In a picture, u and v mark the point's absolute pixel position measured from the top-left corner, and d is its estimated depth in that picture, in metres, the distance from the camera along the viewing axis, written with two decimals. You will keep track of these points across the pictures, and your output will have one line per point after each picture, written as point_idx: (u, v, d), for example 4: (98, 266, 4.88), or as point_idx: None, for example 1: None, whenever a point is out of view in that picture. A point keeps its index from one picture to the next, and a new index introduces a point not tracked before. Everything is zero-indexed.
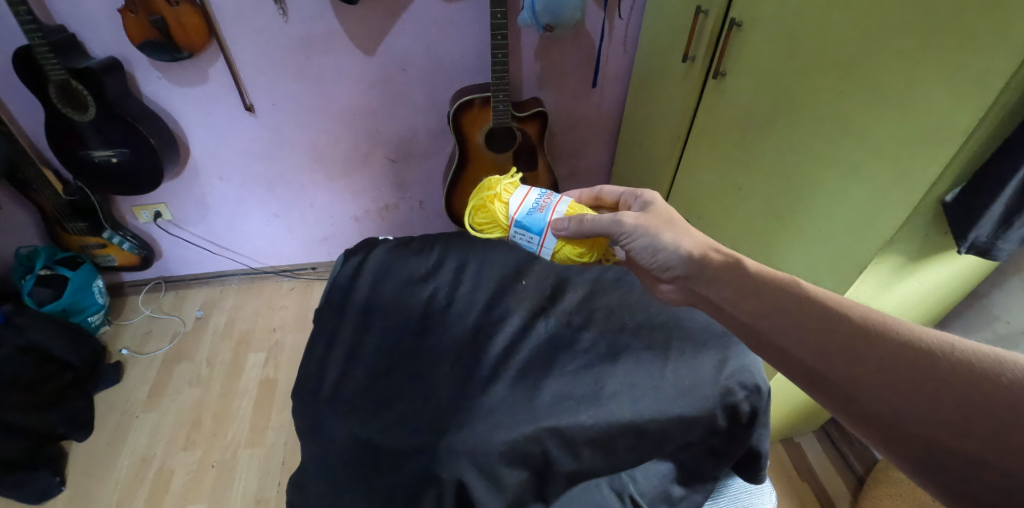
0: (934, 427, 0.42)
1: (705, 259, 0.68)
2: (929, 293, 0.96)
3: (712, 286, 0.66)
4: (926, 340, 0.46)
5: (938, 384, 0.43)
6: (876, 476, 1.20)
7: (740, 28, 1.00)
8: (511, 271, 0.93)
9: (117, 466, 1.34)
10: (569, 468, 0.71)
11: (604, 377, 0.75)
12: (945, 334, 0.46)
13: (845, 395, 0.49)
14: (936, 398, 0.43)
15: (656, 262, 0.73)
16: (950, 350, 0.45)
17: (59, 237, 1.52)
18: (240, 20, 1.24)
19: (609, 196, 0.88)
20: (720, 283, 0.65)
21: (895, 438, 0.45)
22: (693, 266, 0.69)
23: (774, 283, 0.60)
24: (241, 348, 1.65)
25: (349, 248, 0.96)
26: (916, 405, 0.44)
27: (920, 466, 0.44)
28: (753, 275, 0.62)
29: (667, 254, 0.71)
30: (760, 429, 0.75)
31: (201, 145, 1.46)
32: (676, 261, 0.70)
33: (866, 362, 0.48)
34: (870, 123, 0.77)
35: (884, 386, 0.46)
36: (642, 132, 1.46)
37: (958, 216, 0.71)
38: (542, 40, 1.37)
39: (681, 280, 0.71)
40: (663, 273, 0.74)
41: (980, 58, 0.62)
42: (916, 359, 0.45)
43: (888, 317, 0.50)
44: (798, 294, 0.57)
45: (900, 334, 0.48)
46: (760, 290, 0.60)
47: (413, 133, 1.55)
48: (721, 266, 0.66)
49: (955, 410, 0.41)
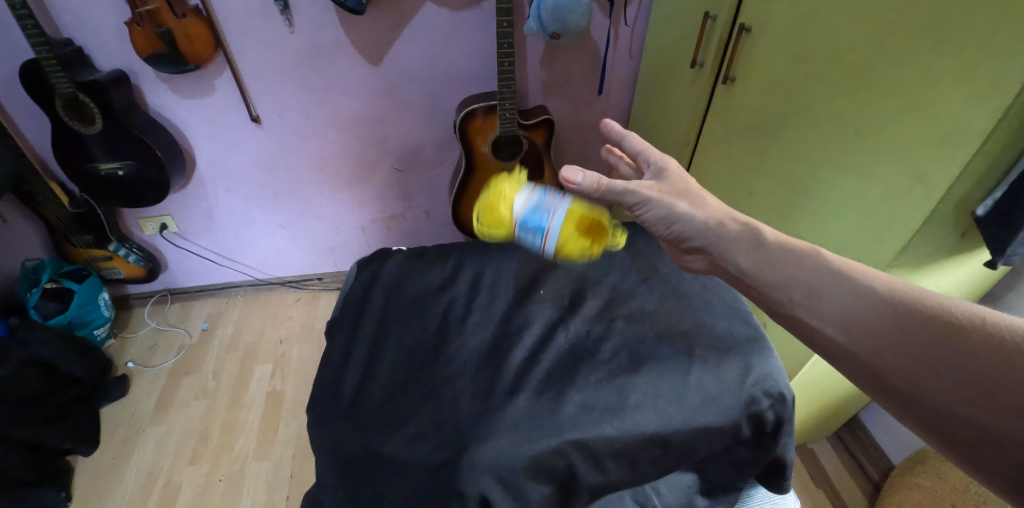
0: (956, 397, 0.40)
1: (721, 230, 0.65)
2: (946, 298, 0.95)
3: (728, 259, 0.63)
4: (957, 315, 0.43)
5: (964, 357, 0.41)
6: (893, 483, 1.18)
7: (750, 33, 1.00)
8: (528, 281, 0.92)
9: (124, 481, 1.33)
10: (594, 481, 0.70)
11: (627, 387, 0.74)
12: (977, 308, 0.43)
13: (866, 367, 0.47)
14: (958, 370, 0.41)
15: (672, 233, 0.71)
16: (979, 323, 0.42)
17: (65, 250, 1.54)
18: (246, 32, 1.24)
19: (624, 169, 0.90)
20: (735, 254, 0.62)
21: (916, 410, 0.43)
22: (708, 239, 0.66)
23: (793, 254, 0.58)
24: (247, 360, 1.63)
25: (362, 260, 0.94)
26: (938, 376, 0.42)
27: (947, 438, 0.41)
28: (772, 245, 0.60)
29: (683, 224, 0.69)
30: (786, 437, 0.73)
31: (207, 157, 1.46)
32: (691, 233, 0.68)
33: (891, 333, 0.46)
34: (885, 125, 0.77)
35: (911, 357, 0.44)
36: (650, 136, 1.45)
37: (991, 230, 0.69)
38: (548, 48, 1.37)
39: (698, 251, 0.69)
40: (680, 244, 0.72)
41: (999, 62, 0.61)
42: (942, 333, 0.43)
43: (918, 289, 0.48)
44: (821, 265, 0.54)
45: (930, 308, 0.45)
46: (779, 260, 0.58)
47: (419, 143, 1.54)
48: (736, 237, 0.63)
49: (982, 381, 0.39)
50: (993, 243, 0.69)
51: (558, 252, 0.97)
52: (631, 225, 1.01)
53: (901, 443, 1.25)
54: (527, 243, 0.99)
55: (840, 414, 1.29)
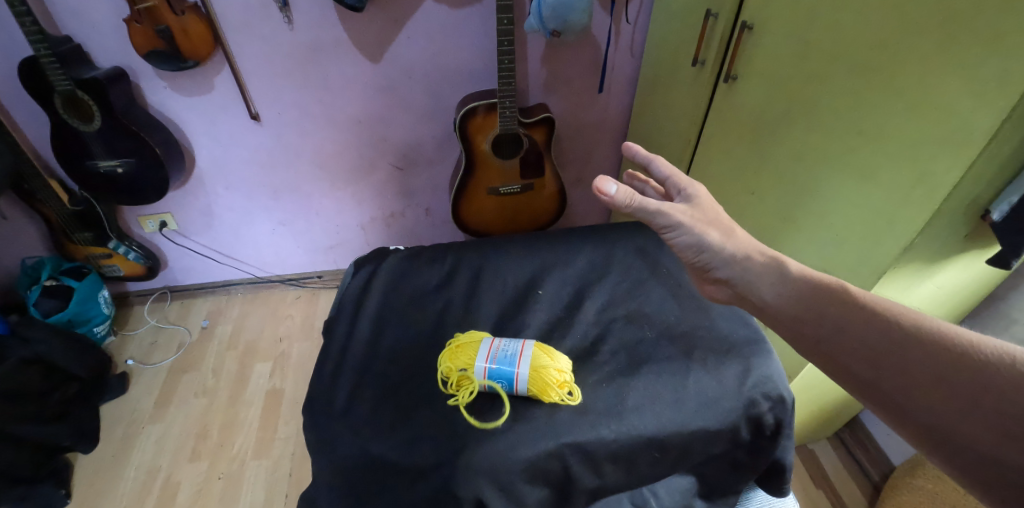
0: (993, 438, 0.39)
1: (748, 263, 0.64)
2: (948, 299, 0.94)
3: (754, 289, 0.62)
4: (987, 352, 0.42)
5: (997, 397, 0.39)
6: (893, 485, 1.17)
7: (752, 31, 0.99)
8: (527, 281, 0.92)
9: (124, 478, 1.33)
10: (591, 484, 0.69)
11: (625, 389, 0.73)
12: (1007, 346, 0.42)
13: (895, 403, 0.46)
14: (991, 412, 0.39)
15: (699, 261, 0.70)
16: (1010, 361, 0.40)
17: (64, 247, 1.52)
18: (246, 29, 1.24)
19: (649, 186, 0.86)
20: (761, 287, 0.62)
21: (950, 450, 0.41)
22: (734, 272, 0.65)
23: (817, 287, 0.57)
24: (247, 357, 1.63)
25: (358, 259, 0.94)
26: (970, 417, 0.40)
27: (971, 477, 0.40)
28: (798, 278, 0.59)
29: (710, 254, 0.68)
30: (786, 441, 0.72)
31: (207, 154, 1.46)
32: (718, 263, 0.67)
33: (913, 369, 0.45)
34: (889, 126, 0.76)
35: (937, 394, 0.43)
36: (651, 135, 1.44)
37: (1010, 234, 0.69)
38: (549, 46, 1.36)
39: (722, 283, 0.68)
40: (705, 274, 0.71)
41: (1004, 62, 0.60)
42: (973, 373, 0.41)
43: (945, 325, 0.47)
44: (846, 300, 0.53)
45: (956, 345, 0.44)
46: (805, 294, 0.57)
47: (419, 141, 1.54)
48: (761, 269, 0.63)
49: (1007, 422, 0.38)
50: (1005, 244, 0.70)
51: (556, 252, 0.96)
52: (630, 224, 1.00)
53: (902, 444, 1.25)
54: (526, 242, 0.98)
55: (841, 415, 1.28)
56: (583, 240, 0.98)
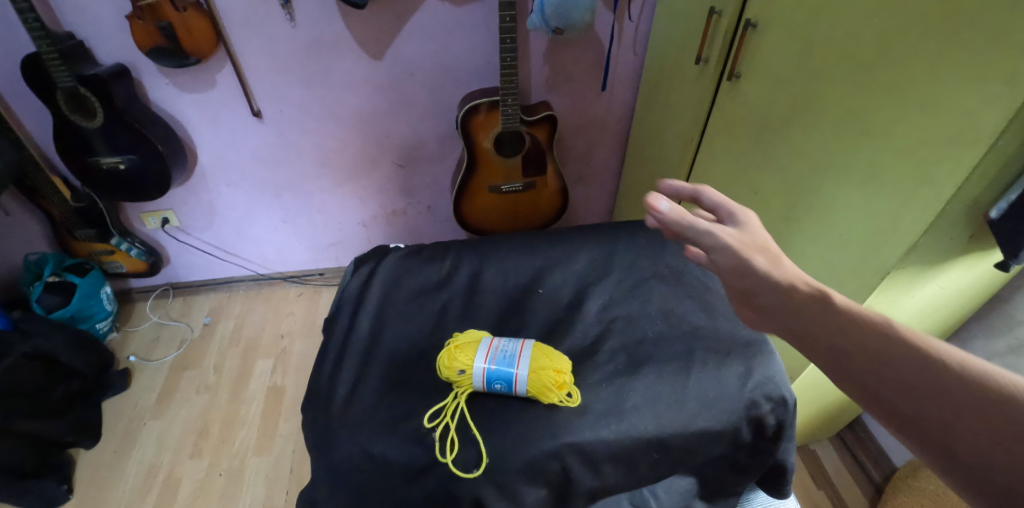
0: None
1: (797, 297, 0.49)
2: (952, 300, 0.93)
3: (798, 326, 0.48)
4: None
5: None
6: (894, 486, 1.16)
7: (756, 29, 0.98)
8: (528, 280, 0.91)
9: (125, 474, 1.34)
10: (590, 485, 0.68)
11: (626, 389, 0.72)
12: None
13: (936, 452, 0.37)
14: None
15: (739, 291, 0.55)
16: None
17: (66, 243, 1.53)
18: (248, 26, 1.23)
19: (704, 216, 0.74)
20: (811, 326, 0.47)
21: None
22: (780, 305, 0.50)
23: (867, 319, 0.45)
24: (248, 354, 1.63)
25: (359, 257, 0.93)
26: None
27: None
28: (845, 308, 0.46)
29: (753, 282, 0.53)
30: (787, 442, 0.72)
31: (209, 151, 1.46)
32: (762, 295, 0.52)
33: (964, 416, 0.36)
34: (894, 127, 0.75)
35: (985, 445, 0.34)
36: (654, 134, 1.44)
37: (1004, 233, 0.68)
38: (552, 43, 1.35)
39: (763, 320, 0.53)
40: (745, 309, 0.56)
41: (1009, 62, 0.60)
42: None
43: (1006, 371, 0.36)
44: (890, 331, 0.43)
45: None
46: (842, 320, 0.46)
47: (421, 138, 1.53)
48: (811, 302, 0.48)
49: None
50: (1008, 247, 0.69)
51: (557, 250, 0.95)
52: (632, 223, 1.00)
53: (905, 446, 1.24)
54: (527, 240, 0.97)
55: (843, 415, 1.28)
56: (584, 238, 0.97)
